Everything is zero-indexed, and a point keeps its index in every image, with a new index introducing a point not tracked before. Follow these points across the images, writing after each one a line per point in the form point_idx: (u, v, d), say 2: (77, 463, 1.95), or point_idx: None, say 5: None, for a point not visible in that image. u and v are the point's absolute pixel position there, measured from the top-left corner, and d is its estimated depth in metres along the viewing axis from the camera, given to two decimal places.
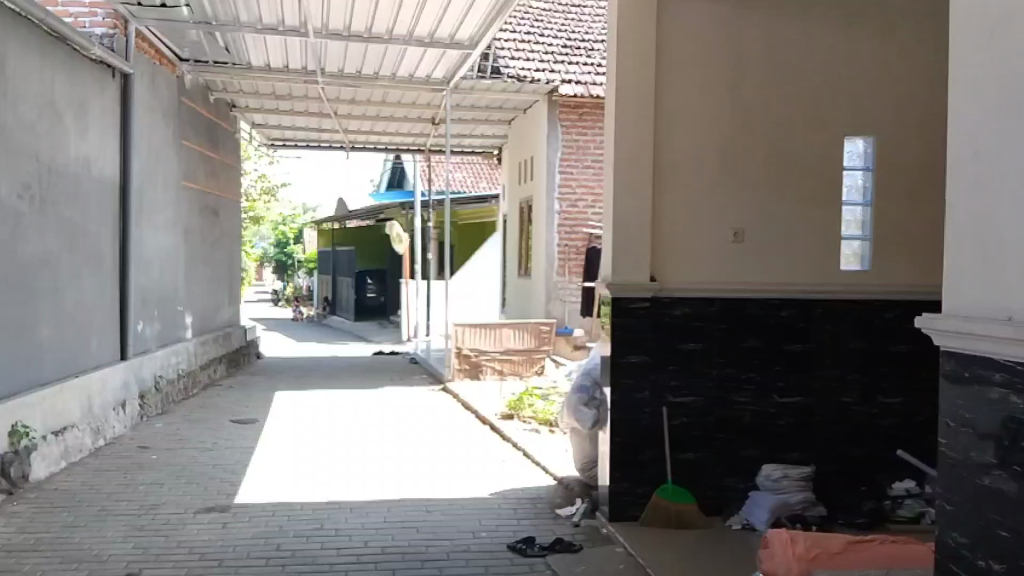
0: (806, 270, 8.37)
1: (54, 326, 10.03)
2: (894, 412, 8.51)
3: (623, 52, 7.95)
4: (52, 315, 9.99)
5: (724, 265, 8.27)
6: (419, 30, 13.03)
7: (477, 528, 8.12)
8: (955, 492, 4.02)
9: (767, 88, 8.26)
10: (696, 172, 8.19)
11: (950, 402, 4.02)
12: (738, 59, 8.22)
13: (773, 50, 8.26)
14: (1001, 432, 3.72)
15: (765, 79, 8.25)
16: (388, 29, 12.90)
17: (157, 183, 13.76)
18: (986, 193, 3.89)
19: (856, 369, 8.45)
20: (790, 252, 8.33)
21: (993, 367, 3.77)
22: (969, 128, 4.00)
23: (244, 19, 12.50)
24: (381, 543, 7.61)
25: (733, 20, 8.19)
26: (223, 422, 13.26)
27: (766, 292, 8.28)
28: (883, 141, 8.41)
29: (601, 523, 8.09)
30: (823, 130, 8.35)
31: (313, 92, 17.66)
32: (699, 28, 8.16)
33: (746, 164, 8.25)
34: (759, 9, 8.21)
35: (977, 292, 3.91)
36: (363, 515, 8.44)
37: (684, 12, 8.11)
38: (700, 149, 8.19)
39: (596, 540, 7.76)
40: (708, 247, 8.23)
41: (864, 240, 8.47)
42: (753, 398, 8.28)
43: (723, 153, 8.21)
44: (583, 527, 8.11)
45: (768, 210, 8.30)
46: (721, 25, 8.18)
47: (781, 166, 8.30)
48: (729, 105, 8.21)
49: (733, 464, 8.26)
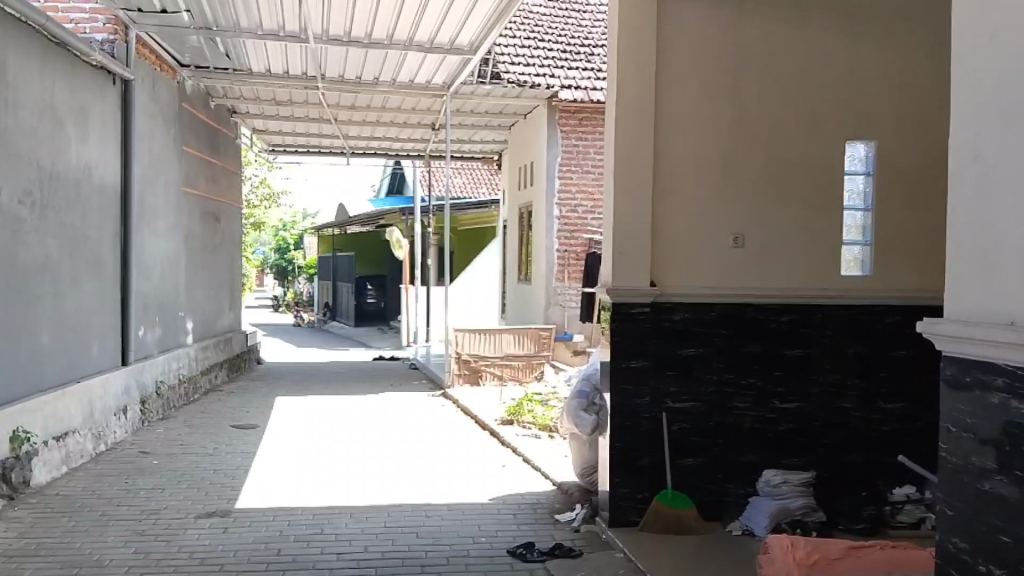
0: (806, 275, 8.37)
1: (55, 331, 10.03)
2: (894, 417, 8.50)
3: (624, 56, 7.97)
4: (53, 320, 9.99)
5: (724, 270, 8.27)
6: (419, 36, 13.05)
7: (477, 533, 8.11)
8: (955, 497, 4.02)
9: (768, 93, 8.27)
10: (697, 176, 8.20)
11: (950, 407, 4.03)
12: (739, 64, 8.23)
13: (774, 55, 8.28)
14: (1001, 437, 3.73)
15: (765, 84, 8.26)
16: (389, 34, 12.92)
17: (157, 189, 13.74)
18: (988, 198, 3.89)
19: (856, 374, 8.45)
20: (790, 257, 8.33)
21: (994, 372, 3.77)
22: (970, 134, 4.00)
23: (245, 24, 12.53)
24: (381, 548, 7.60)
25: (734, 25, 8.20)
26: (223, 427, 13.25)
27: (767, 296, 8.28)
28: (884, 146, 8.42)
29: (601, 528, 8.08)
30: (823, 134, 8.35)
31: (314, 98, 17.69)
32: (700, 32, 8.17)
33: (747, 169, 8.26)
34: (760, 14, 8.23)
35: (978, 297, 3.91)
36: (363, 521, 8.42)
37: (685, 16, 8.13)
38: (701, 153, 8.20)
39: (596, 546, 7.75)
40: (708, 252, 8.23)
41: (865, 245, 8.48)
42: (753, 403, 8.28)
43: (724, 158, 8.22)
44: (583, 532, 8.10)
45: (769, 215, 8.30)
46: (722, 29, 8.19)
47: (781, 170, 8.30)
48: (729, 110, 8.22)
49: (733, 470, 8.25)
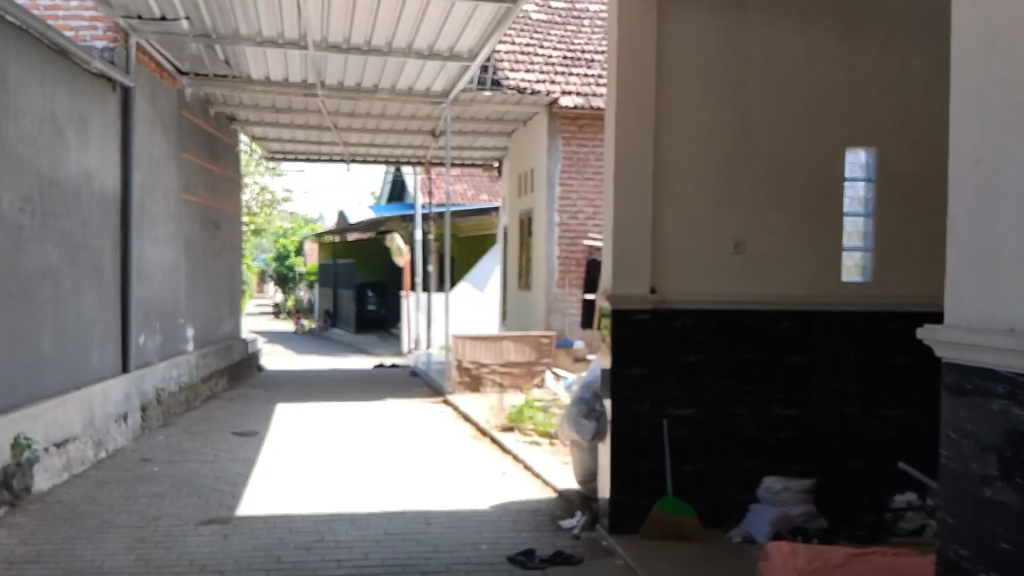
0: (806, 282, 8.36)
1: (57, 338, 10.04)
2: (895, 424, 8.49)
3: (623, 62, 7.99)
4: (55, 327, 10.00)
5: (724, 277, 8.27)
6: (419, 43, 13.07)
7: (478, 540, 8.10)
8: (956, 504, 4.01)
9: (767, 100, 8.29)
10: (696, 183, 8.21)
11: (951, 414, 4.03)
12: (739, 69, 8.23)
13: (773, 60, 8.29)
14: (1002, 445, 3.73)
15: (765, 89, 8.27)
16: (389, 41, 12.94)
17: (157, 196, 13.73)
18: (989, 205, 3.90)
19: (857, 381, 8.44)
20: (790, 264, 8.34)
21: (995, 379, 3.77)
22: (970, 141, 4.01)
23: (244, 32, 12.57)
24: (382, 555, 7.59)
25: (733, 30, 8.22)
26: (224, 434, 13.25)
27: (768, 303, 8.27)
28: (883, 152, 8.43)
29: (601, 535, 8.07)
30: (823, 140, 8.36)
31: (314, 105, 17.74)
32: (699, 38, 8.18)
33: (746, 175, 8.27)
34: (759, 19, 8.24)
35: (979, 304, 3.92)
36: (363, 528, 8.42)
37: (684, 21, 8.14)
38: (700, 159, 8.21)
39: (596, 553, 7.74)
40: (708, 258, 8.24)
41: (865, 252, 8.48)
42: (753, 410, 8.27)
43: (723, 164, 8.23)
44: (583, 540, 8.09)
45: (769, 221, 8.31)
46: (721, 35, 8.21)
47: (781, 176, 8.31)
48: (729, 116, 8.23)
49: (733, 477, 8.24)
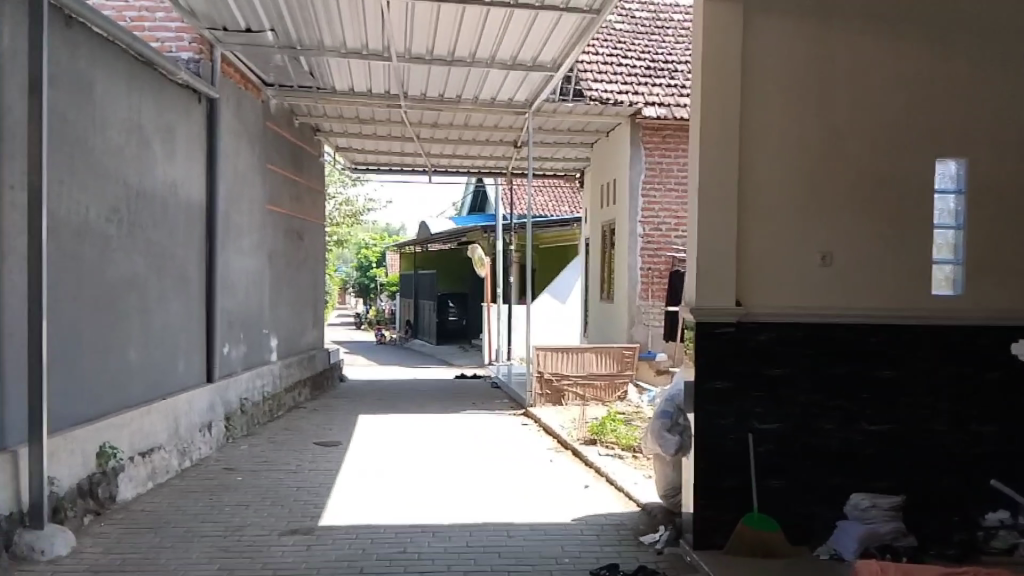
0: (896, 297, 8.08)
1: (144, 351, 10.48)
2: (993, 441, 8.11)
3: (705, 70, 7.82)
4: (142, 340, 10.44)
5: (810, 291, 8.04)
6: (502, 54, 13.20)
7: (560, 554, 8.06)
8: None
9: (855, 108, 8.04)
10: (780, 196, 8.01)
11: None
12: (826, 78, 8.01)
13: (862, 67, 8.03)
14: None
15: (852, 97, 8.03)
16: (472, 53, 13.11)
17: (242, 207, 14.17)
18: None
19: (951, 397, 8.09)
20: (878, 278, 8.07)
21: None
22: None
23: (329, 45, 12.91)
24: (464, 568, 7.62)
25: (820, 38, 8.00)
26: (306, 443, 13.55)
27: (856, 317, 7.99)
28: (978, 162, 8.08)
29: (685, 551, 7.89)
30: (913, 151, 8.08)
31: (397, 117, 18.08)
32: (785, 45, 7.98)
33: (833, 186, 8.03)
34: (847, 26, 8.01)
35: None
36: (445, 540, 8.47)
37: (768, 29, 7.94)
38: (784, 170, 8.00)
39: (681, 570, 7.58)
40: (793, 273, 8.03)
41: (957, 265, 8.16)
42: (839, 425, 8.02)
43: (809, 176, 8.02)
44: (666, 556, 7.94)
45: (857, 233, 8.05)
46: (809, 42, 7.99)
47: (868, 187, 8.05)
48: (815, 126, 8.01)
49: (820, 493, 7.99)
